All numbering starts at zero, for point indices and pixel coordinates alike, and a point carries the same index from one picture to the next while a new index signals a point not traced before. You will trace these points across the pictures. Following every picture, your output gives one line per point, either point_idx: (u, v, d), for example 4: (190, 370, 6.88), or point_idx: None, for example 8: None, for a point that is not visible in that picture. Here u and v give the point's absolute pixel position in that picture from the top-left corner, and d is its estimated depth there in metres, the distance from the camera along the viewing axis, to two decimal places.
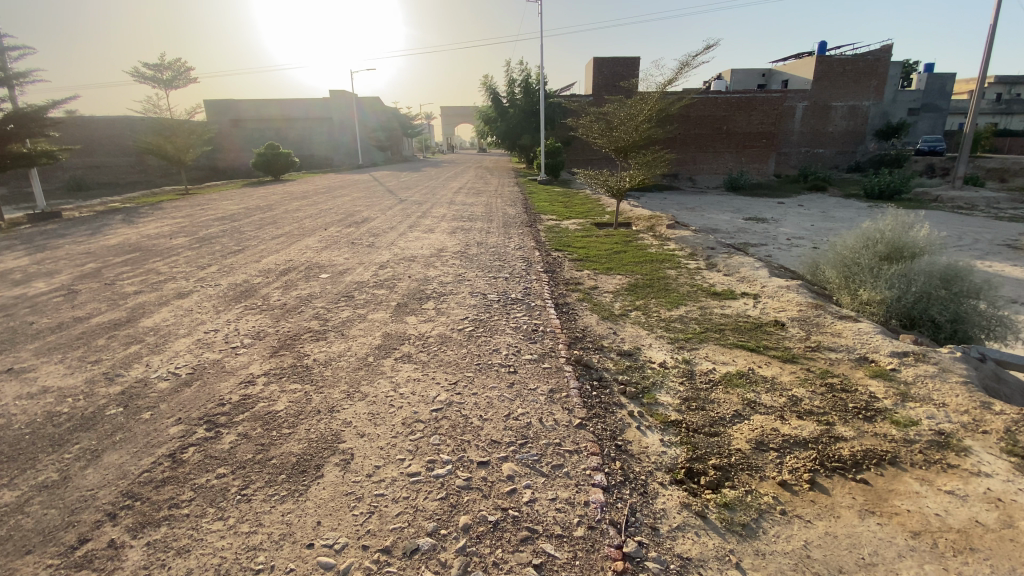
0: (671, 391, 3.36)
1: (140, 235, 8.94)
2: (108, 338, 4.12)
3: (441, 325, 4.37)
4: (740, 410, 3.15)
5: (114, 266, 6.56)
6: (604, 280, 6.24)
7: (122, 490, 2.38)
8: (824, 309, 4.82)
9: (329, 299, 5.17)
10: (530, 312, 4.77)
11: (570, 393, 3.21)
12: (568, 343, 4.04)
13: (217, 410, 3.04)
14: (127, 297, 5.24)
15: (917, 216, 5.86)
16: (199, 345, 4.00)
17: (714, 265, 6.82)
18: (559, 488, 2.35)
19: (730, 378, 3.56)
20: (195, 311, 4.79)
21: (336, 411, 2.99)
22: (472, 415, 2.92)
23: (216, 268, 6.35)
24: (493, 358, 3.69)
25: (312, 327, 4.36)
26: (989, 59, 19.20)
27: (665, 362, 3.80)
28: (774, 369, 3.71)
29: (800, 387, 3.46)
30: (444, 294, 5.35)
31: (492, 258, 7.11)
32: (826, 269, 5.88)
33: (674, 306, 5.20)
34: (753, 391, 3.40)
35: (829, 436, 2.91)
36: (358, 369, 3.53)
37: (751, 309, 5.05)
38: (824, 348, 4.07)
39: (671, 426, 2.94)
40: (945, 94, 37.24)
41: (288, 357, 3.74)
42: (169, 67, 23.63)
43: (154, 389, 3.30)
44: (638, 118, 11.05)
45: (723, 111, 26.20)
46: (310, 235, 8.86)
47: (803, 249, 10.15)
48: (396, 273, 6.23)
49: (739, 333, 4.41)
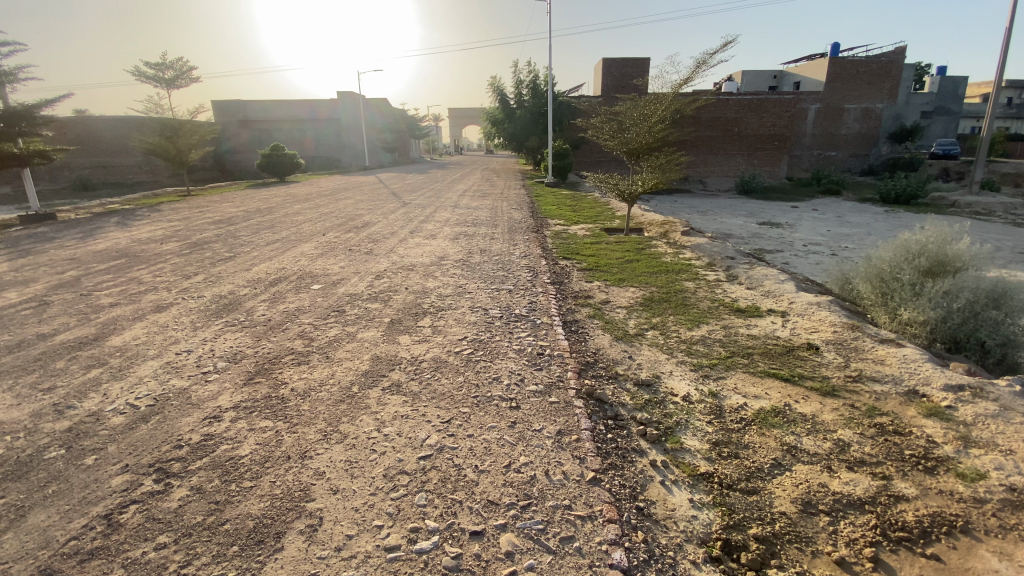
0: (699, 434, 2.92)
1: (130, 240, 8.54)
2: (68, 361, 3.73)
3: (437, 348, 3.93)
4: (779, 459, 2.70)
5: (96, 275, 6.18)
6: (616, 293, 5.79)
7: (40, 565, 1.96)
8: (861, 330, 4.35)
9: (318, 314, 4.74)
10: (536, 331, 4.32)
11: (582, 436, 2.77)
12: (578, 370, 3.59)
13: (173, 454, 2.62)
14: (101, 310, 4.86)
15: (959, 227, 5.37)
16: (167, 370, 3.59)
17: (735, 277, 6.35)
18: (568, 571, 1.92)
19: (765, 417, 3.11)
20: (170, 328, 4.38)
21: (309, 458, 2.56)
22: (465, 465, 2.49)
23: (202, 278, 5.96)
24: (493, 389, 3.24)
25: (295, 348, 3.93)
26: (1005, 63, 18.61)
27: (689, 396, 3.35)
28: (814, 406, 3.25)
29: (846, 429, 3.00)
30: (443, 309, 4.92)
31: (496, 268, 6.68)
32: (860, 284, 5.40)
33: (694, 324, 4.74)
34: (792, 433, 2.94)
35: (888, 496, 2.45)
36: (339, 404, 3.08)
37: (780, 329, 4.58)
38: (867, 379, 3.60)
39: (700, 480, 2.51)
40: (958, 97, 36.57)
41: (263, 387, 3.30)
42: (170, 66, 23.42)
43: (106, 425, 2.90)
44: (650, 119, 10.59)
45: (733, 112, 25.70)
46: (307, 240, 8.50)
47: (824, 258, 9.67)
48: (393, 284, 5.82)
49: (768, 358, 3.96)
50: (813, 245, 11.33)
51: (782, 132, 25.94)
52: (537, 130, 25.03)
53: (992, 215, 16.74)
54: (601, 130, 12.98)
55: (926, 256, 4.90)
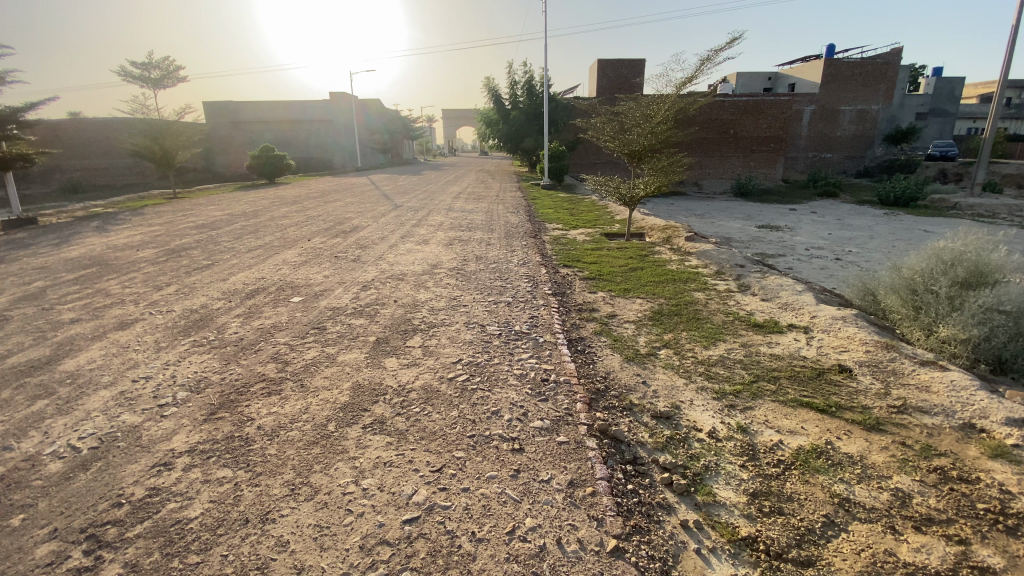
0: (733, 482, 2.51)
1: (106, 247, 8.05)
2: (10, 389, 3.28)
3: (428, 373, 3.49)
4: (830, 515, 2.30)
5: (62, 285, 5.71)
6: (622, 305, 5.38)
7: None
8: (897, 350, 3.95)
9: (295, 332, 4.28)
10: (538, 352, 3.89)
11: (598, 488, 2.34)
12: (587, 400, 3.16)
13: (110, 515, 2.19)
14: (59, 327, 4.37)
15: (995, 234, 4.98)
16: (119, 402, 3.11)
17: (747, 287, 5.94)
18: None
19: (806, 459, 2.71)
20: (130, 350, 3.89)
21: (271, 522, 2.13)
22: (459, 531, 2.06)
23: (175, 289, 5.49)
24: (491, 427, 2.80)
25: (267, 374, 3.48)
26: (1007, 64, 18.30)
27: (716, 432, 2.92)
28: (860, 445, 2.86)
29: (902, 475, 2.61)
30: (435, 326, 4.47)
31: (492, 277, 6.25)
32: (887, 295, 5.01)
33: (710, 342, 4.31)
34: (841, 481, 2.54)
35: (971, 568, 2.02)
36: (311, 447, 2.64)
37: (805, 347, 4.18)
38: (913, 410, 3.20)
39: (744, 548, 2.08)
40: (954, 99, 35.95)
41: (225, 424, 2.84)
42: (158, 66, 23.04)
43: (40, 474, 2.46)
44: (653, 120, 10.22)
45: (729, 114, 25.41)
46: (291, 246, 8.05)
47: (829, 263, 9.34)
48: (381, 296, 5.38)
49: (798, 384, 3.55)
50: (816, 249, 10.99)
51: (778, 134, 25.68)
52: (534, 132, 24.63)
53: (996, 217, 16.42)
54: (601, 131, 12.52)
55: (963, 266, 4.51)
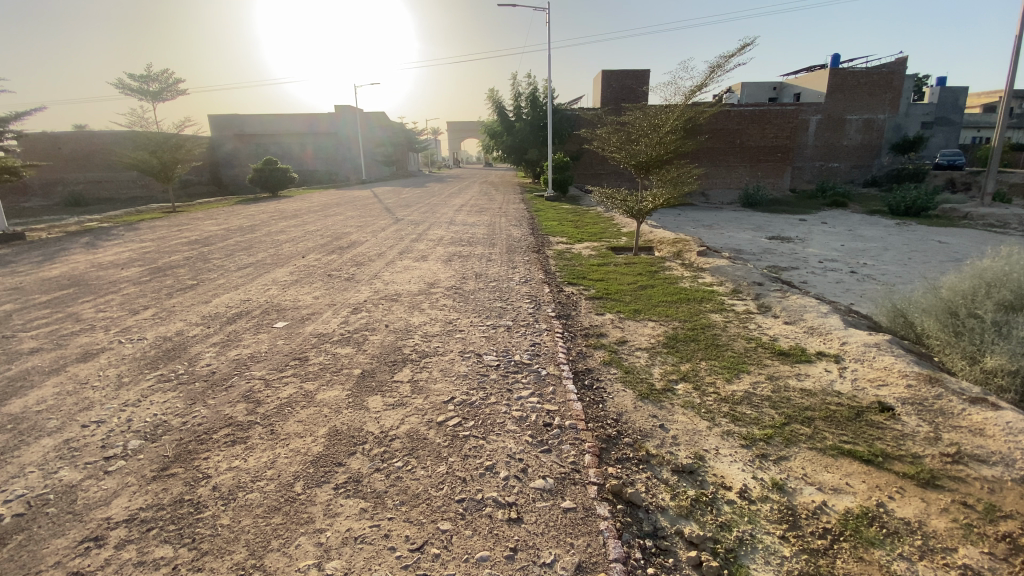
0: (773, 561, 2.08)
1: (91, 265, 7.75)
2: None
3: (415, 417, 3.07)
4: None
5: (33, 309, 5.36)
6: (632, 329, 4.96)
7: None
8: (943, 382, 3.50)
9: (273, 364, 3.90)
10: (541, 388, 3.48)
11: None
12: (597, 451, 2.74)
13: None
14: (16, 359, 3.99)
15: None
16: (60, 454, 2.71)
17: (767, 308, 5.53)
18: None
19: (856, 527, 2.29)
20: (87, 387, 3.49)
21: None
22: None
23: (151, 313, 5.14)
24: (484, 489, 2.39)
25: (234, 417, 3.08)
26: (1016, 70, 17.87)
27: (748, 492, 2.50)
28: (916, 507, 2.43)
29: (969, 546, 2.18)
30: (428, 356, 4.06)
31: (492, 297, 5.86)
32: (924, 319, 4.55)
33: (732, 374, 3.89)
34: (903, 558, 2.11)
35: None
36: (271, 516, 2.23)
37: (838, 381, 3.74)
38: (969, 460, 2.77)
39: None
40: (959, 108, 35.67)
41: (177, 486, 2.44)
42: (156, 79, 23.02)
43: None
44: (661, 130, 9.87)
45: (735, 124, 25.08)
46: (283, 264, 7.71)
47: (847, 277, 8.87)
48: (372, 320, 4.99)
49: (835, 426, 3.13)
50: (830, 261, 10.51)
51: (785, 144, 25.29)
52: (537, 143, 24.35)
53: (1009, 227, 15.91)
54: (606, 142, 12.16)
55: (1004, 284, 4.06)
